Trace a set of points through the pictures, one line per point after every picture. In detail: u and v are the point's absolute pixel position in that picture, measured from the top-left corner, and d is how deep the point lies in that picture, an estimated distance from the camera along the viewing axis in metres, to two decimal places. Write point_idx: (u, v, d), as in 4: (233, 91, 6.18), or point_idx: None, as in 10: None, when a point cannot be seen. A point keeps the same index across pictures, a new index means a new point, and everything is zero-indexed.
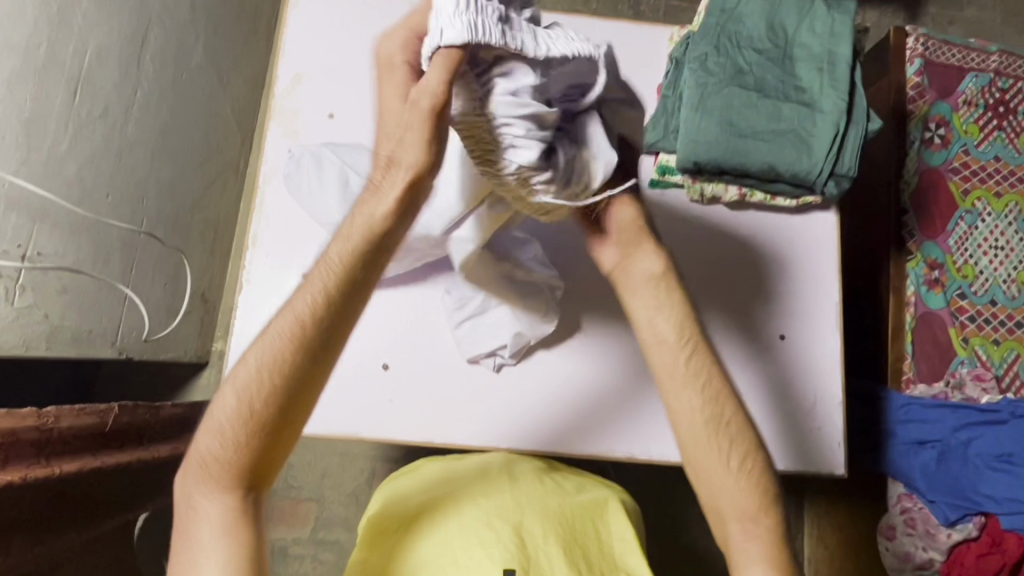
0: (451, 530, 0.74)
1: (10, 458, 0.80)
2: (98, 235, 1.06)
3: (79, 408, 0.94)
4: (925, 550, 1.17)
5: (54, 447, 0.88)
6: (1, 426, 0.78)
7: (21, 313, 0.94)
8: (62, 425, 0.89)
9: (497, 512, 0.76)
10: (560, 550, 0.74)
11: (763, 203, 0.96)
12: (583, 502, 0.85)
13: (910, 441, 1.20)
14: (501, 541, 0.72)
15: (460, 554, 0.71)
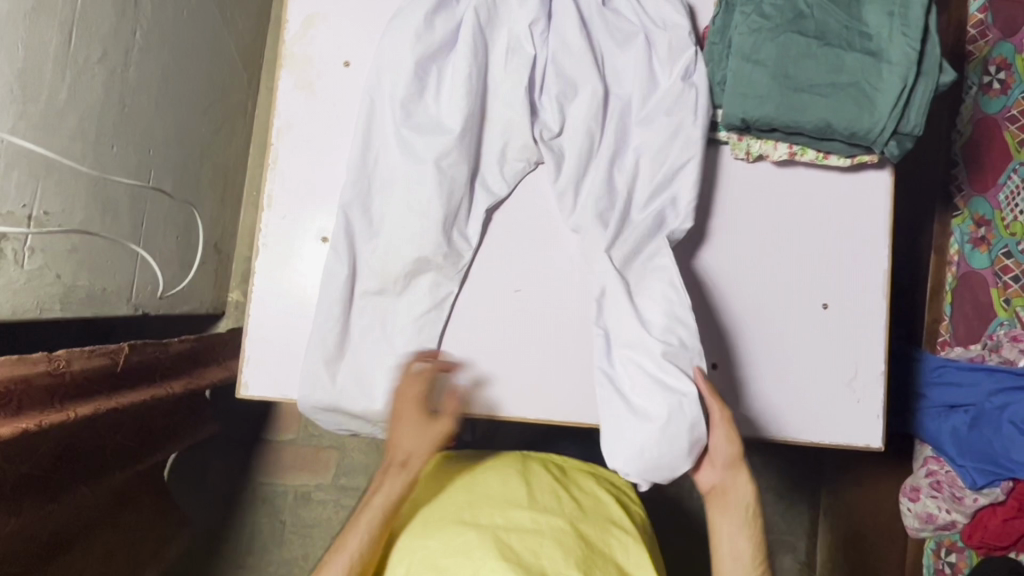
0: (471, 542, 0.74)
1: (22, 404, 0.83)
2: (106, 191, 1.01)
3: (88, 351, 0.93)
4: (949, 513, 1.13)
5: (68, 391, 0.90)
6: (11, 373, 0.81)
7: (32, 275, 0.89)
8: (74, 368, 0.90)
9: (514, 532, 0.76)
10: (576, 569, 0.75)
11: (814, 162, 0.83)
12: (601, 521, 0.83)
13: (942, 405, 1.19)
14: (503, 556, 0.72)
15: (481, 567, 0.71)
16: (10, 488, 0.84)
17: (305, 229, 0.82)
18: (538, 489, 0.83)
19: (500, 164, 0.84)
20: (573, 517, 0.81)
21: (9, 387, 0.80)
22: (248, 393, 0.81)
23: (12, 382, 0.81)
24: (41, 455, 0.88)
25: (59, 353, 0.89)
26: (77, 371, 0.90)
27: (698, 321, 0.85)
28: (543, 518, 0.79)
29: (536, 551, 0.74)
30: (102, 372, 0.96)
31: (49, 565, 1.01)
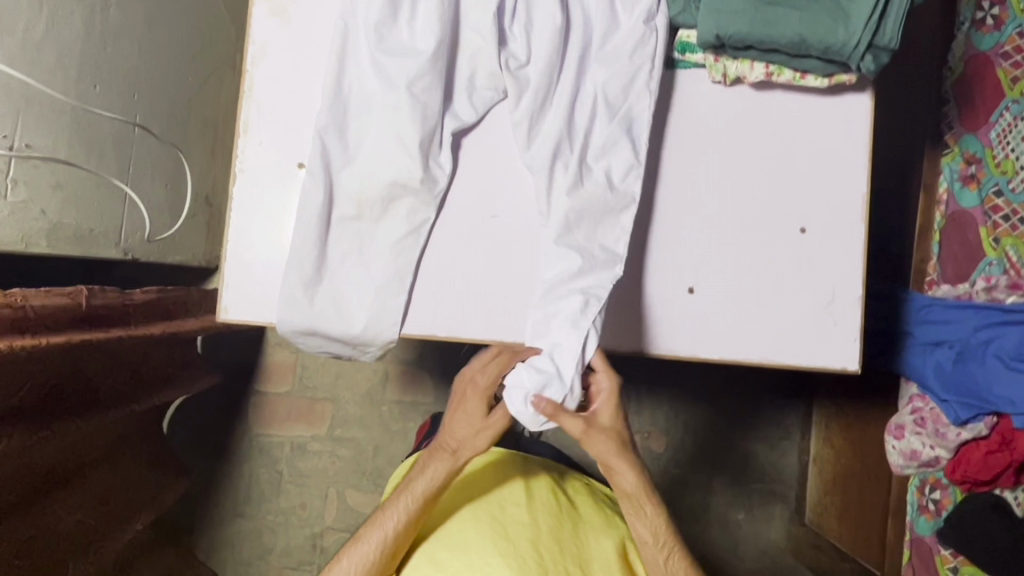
0: (473, 536, 0.88)
1: None
2: (90, 128, 1.02)
3: (44, 291, 0.89)
4: (932, 449, 1.14)
5: (35, 326, 0.86)
6: None
7: (17, 208, 0.91)
8: (34, 304, 0.85)
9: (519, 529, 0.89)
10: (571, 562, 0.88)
11: (791, 83, 0.83)
12: (596, 524, 0.96)
13: (927, 341, 1.19)
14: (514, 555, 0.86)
15: (476, 561, 0.86)
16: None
17: (282, 156, 0.83)
18: (532, 487, 0.96)
19: (473, 90, 0.84)
20: (569, 516, 0.94)
21: None
22: (228, 318, 0.83)
23: None
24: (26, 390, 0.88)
25: (13, 292, 0.84)
26: (40, 307, 0.86)
27: (675, 246, 0.86)
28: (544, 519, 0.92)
29: (530, 543, 0.87)
30: (65, 312, 0.91)
31: (47, 499, 1.02)
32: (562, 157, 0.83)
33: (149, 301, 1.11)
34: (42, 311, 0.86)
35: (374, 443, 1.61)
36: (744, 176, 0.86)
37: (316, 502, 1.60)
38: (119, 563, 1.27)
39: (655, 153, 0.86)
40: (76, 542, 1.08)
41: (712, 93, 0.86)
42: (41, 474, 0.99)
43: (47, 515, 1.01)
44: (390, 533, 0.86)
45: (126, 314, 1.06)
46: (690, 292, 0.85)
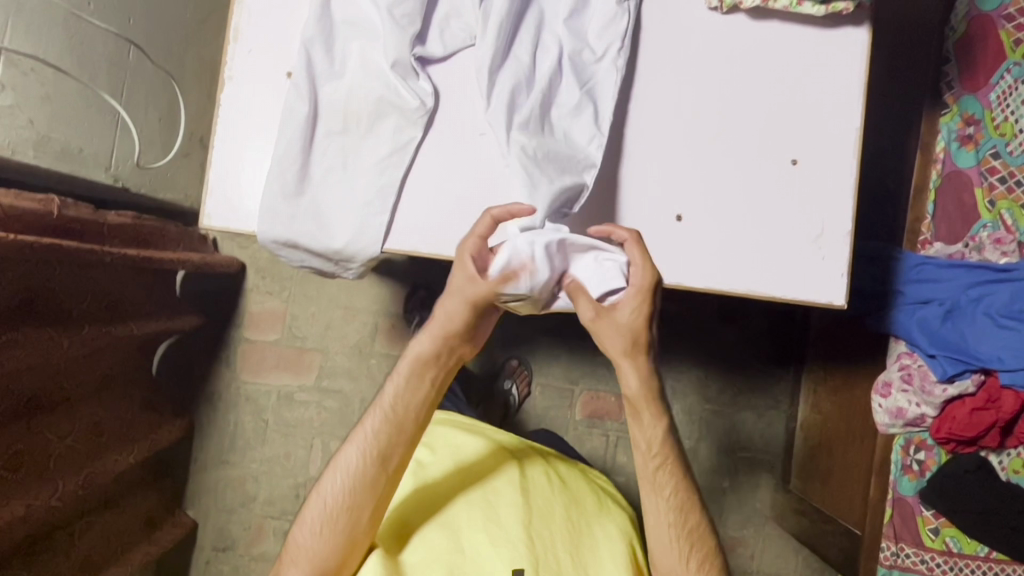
0: (472, 518, 0.85)
1: None
2: (87, 42, 1.04)
3: (16, 192, 0.91)
4: (918, 406, 1.13)
5: (7, 225, 0.87)
6: None
7: (4, 112, 0.92)
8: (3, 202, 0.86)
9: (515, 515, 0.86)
10: (566, 552, 0.85)
11: (787, 9, 0.82)
12: (594, 517, 0.93)
13: (916, 300, 1.18)
14: (511, 541, 0.82)
15: (469, 552, 0.82)
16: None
17: (271, 64, 0.82)
18: (527, 473, 0.93)
19: (459, 8, 0.83)
20: (567, 507, 0.91)
21: None
22: (209, 225, 0.82)
23: None
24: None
25: None
26: (8, 207, 0.87)
27: (662, 173, 0.85)
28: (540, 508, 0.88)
29: (525, 530, 0.84)
30: (35, 218, 0.92)
31: (34, 423, 0.98)
32: (552, 78, 0.83)
33: (124, 225, 1.11)
34: (10, 212, 0.87)
35: (361, 396, 1.61)
36: (736, 105, 0.86)
37: (301, 452, 1.60)
38: (106, 496, 1.25)
39: (647, 80, 0.86)
40: (69, 467, 1.04)
41: (707, 21, 0.85)
42: (23, 399, 0.95)
43: (38, 436, 0.99)
44: (371, 438, 0.82)
45: (100, 235, 1.05)
46: (678, 221, 0.85)
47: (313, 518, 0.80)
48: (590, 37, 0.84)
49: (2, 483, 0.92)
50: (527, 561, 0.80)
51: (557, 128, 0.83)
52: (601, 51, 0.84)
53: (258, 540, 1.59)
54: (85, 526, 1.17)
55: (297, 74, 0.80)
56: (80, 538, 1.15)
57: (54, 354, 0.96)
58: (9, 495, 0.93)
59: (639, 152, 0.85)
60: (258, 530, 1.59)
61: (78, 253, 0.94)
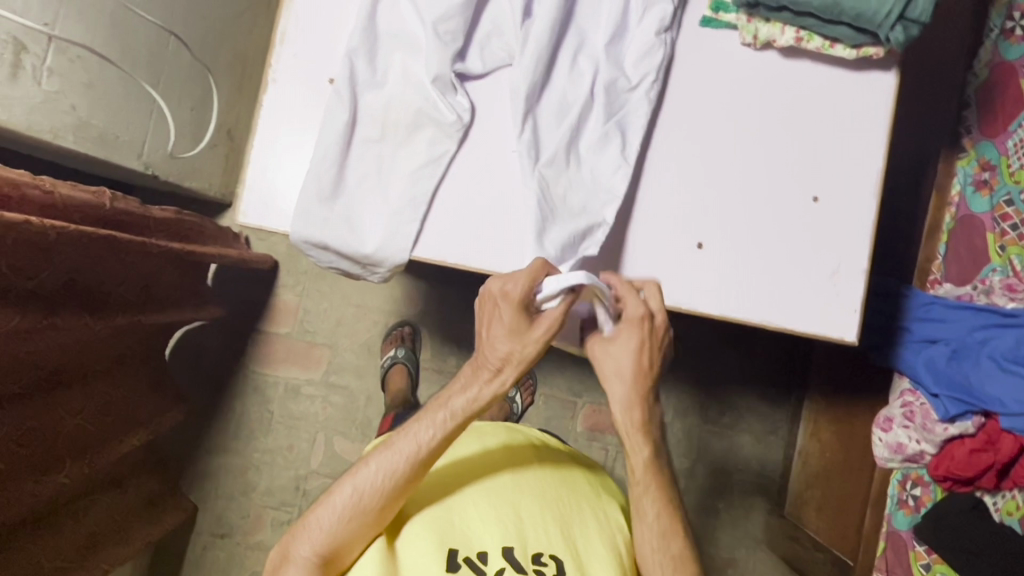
0: (472, 512, 0.87)
1: (14, 206, 0.84)
2: (130, 32, 1.05)
3: (72, 183, 0.94)
4: (917, 442, 1.15)
5: (62, 215, 0.90)
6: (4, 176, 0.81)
7: (49, 98, 0.91)
8: (61, 191, 0.89)
9: (500, 493, 0.89)
10: (554, 527, 0.88)
11: (819, 51, 0.84)
12: (584, 492, 0.96)
13: (923, 339, 1.20)
14: (499, 519, 0.86)
15: (460, 525, 0.86)
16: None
17: (315, 70, 0.84)
18: (517, 456, 0.96)
19: (500, 29, 0.85)
20: (555, 483, 0.94)
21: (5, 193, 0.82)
22: (244, 222, 0.84)
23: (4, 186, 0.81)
24: (13, 274, 0.84)
25: (42, 178, 0.88)
26: (65, 197, 0.90)
27: (685, 200, 0.87)
28: (527, 486, 0.91)
29: (513, 507, 0.88)
30: (90, 210, 0.95)
31: (50, 397, 0.99)
32: (583, 103, 0.85)
33: (168, 219, 1.14)
34: (68, 201, 0.90)
35: (367, 393, 1.63)
36: (763, 140, 0.88)
37: (304, 445, 1.62)
38: (110, 475, 1.25)
39: (678, 110, 0.88)
40: (76, 444, 1.05)
41: (741, 56, 0.88)
42: (45, 373, 0.96)
43: (51, 413, 0.99)
44: (423, 447, 0.81)
45: (145, 228, 1.09)
46: (699, 248, 0.87)
47: (342, 503, 0.81)
48: (625, 66, 0.86)
49: (14, 457, 0.93)
50: (514, 538, 0.85)
51: (586, 151, 0.85)
52: (635, 80, 0.86)
53: (255, 529, 1.61)
54: (88, 502, 1.18)
55: (340, 81, 0.83)
56: (84, 516, 1.16)
57: (77, 332, 0.98)
58: (22, 473, 0.95)
59: (664, 178, 0.88)
60: (257, 519, 1.61)
61: (121, 242, 0.97)
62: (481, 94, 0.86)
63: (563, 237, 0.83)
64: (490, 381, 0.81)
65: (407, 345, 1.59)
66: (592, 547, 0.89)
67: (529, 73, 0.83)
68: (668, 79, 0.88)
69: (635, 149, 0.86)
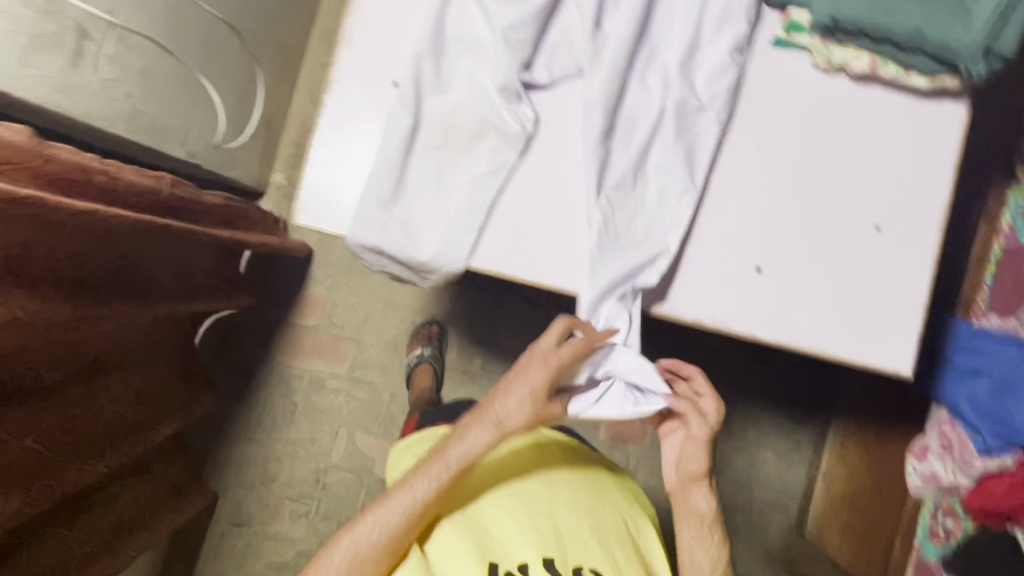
0: (507, 526, 0.86)
1: (75, 190, 0.82)
2: (189, 20, 1.04)
3: (138, 170, 0.95)
4: (953, 474, 1.17)
5: (123, 198, 0.90)
6: (70, 158, 0.80)
7: (105, 85, 0.90)
8: (126, 177, 0.90)
9: (536, 502, 0.89)
10: (591, 538, 0.88)
11: (895, 78, 0.82)
12: (615, 499, 0.96)
13: (964, 369, 1.18)
14: (537, 528, 0.86)
15: (498, 537, 0.85)
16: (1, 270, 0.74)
17: (378, 72, 0.83)
18: (549, 462, 0.95)
19: (568, 40, 0.84)
20: (589, 491, 0.94)
21: (70, 172, 0.81)
22: (300, 222, 0.83)
23: (70, 167, 0.81)
24: (65, 261, 0.83)
25: (109, 163, 0.90)
26: (130, 184, 0.90)
27: (745, 222, 0.86)
28: (561, 494, 0.91)
29: (550, 516, 0.87)
30: (150, 196, 0.95)
31: (91, 386, 0.98)
32: (650, 118, 0.85)
33: (218, 207, 1.15)
34: (131, 188, 0.90)
35: (391, 390, 1.62)
36: (827, 165, 0.87)
37: (325, 438, 1.61)
38: (138, 462, 1.24)
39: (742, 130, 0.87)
40: (117, 433, 1.05)
41: (811, 78, 0.86)
42: (84, 362, 0.95)
43: (93, 400, 0.98)
44: (419, 501, 0.80)
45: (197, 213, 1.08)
46: (757, 272, 0.86)
47: (340, 560, 0.80)
48: (695, 86, 0.86)
49: (59, 445, 0.93)
50: (553, 548, 0.85)
51: (651, 170, 0.85)
52: (707, 99, 0.85)
53: (273, 519, 1.61)
54: (117, 488, 1.18)
55: (405, 84, 0.81)
56: (115, 501, 1.16)
57: (122, 319, 0.97)
58: (66, 459, 0.94)
59: (725, 199, 0.86)
60: (275, 509, 1.61)
61: (175, 231, 0.96)
62: (545, 104, 0.85)
63: (599, 285, 0.81)
64: (484, 436, 0.80)
65: (434, 345, 1.57)
66: (627, 558, 0.89)
67: (599, 89, 0.82)
68: (737, 99, 0.87)
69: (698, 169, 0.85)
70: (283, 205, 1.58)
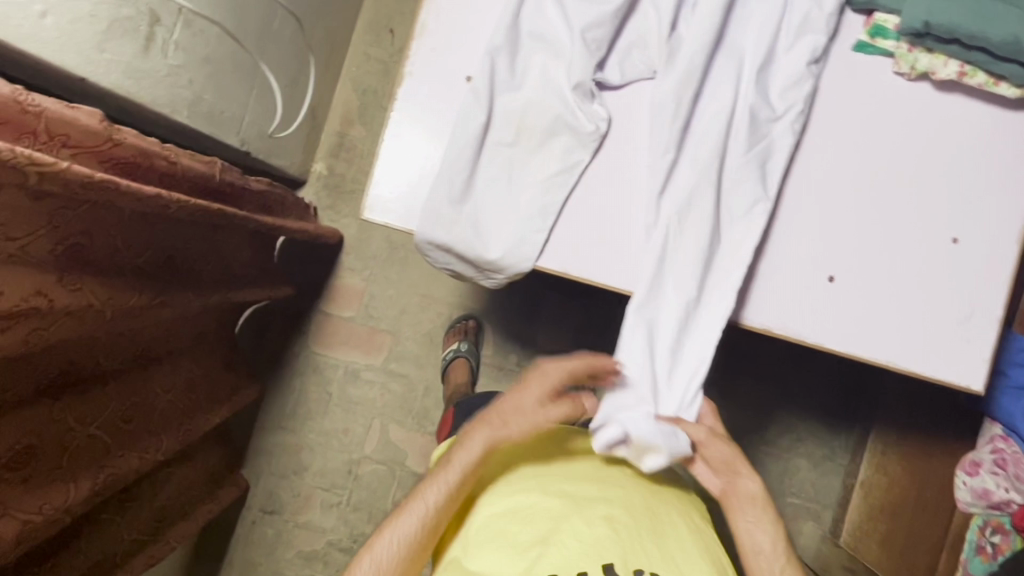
0: (538, 512, 0.75)
1: (138, 176, 0.80)
2: (251, 7, 1.02)
3: (190, 153, 0.92)
4: (1006, 491, 1.13)
5: (177, 181, 0.87)
6: (133, 142, 0.77)
7: (172, 71, 0.89)
8: (183, 164, 0.87)
9: (589, 506, 0.75)
10: (656, 549, 0.73)
11: (982, 87, 0.80)
12: (674, 504, 0.82)
13: (1020, 385, 1.15)
14: (595, 533, 0.72)
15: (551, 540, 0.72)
16: (68, 261, 0.72)
17: (452, 67, 0.83)
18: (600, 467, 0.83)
19: (646, 37, 0.82)
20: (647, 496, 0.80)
21: (133, 159, 0.77)
22: (369, 217, 0.83)
23: (134, 154, 0.78)
24: (125, 249, 0.82)
25: (168, 147, 0.86)
26: (185, 168, 0.88)
27: (819, 230, 0.84)
28: (615, 496, 0.78)
29: (608, 521, 0.73)
30: (201, 180, 0.93)
31: (145, 374, 0.99)
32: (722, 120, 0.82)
33: (261, 192, 1.13)
34: (185, 172, 0.88)
35: (426, 383, 1.61)
36: (905, 174, 0.84)
37: (359, 430, 1.61)
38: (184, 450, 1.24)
39: (818, 135, 0.85)
40: (169, 424, 1.04)
41: (893, 84, 0.84)
42: (139, 351, 0.95)
43: (147, 389, 0.99)
44: (434, 506, 0.74)
45: (241, 197, 1.07)
46: (830, 281, 0.84)
47: None
48: (770, 96, 0.83)
49: (118, 433, 0.93)
50: (616, 554, 0.70)
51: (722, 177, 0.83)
52: (781, 110, 0.83)
53: (304, 509, 1.61)
54: (162, 476, 1.18)
55: (480, 80, 0.80)
56: (159, 490, 1.17)
57: (179, 308, 0.95)
58: (127, 446, 0.94)
59: (798, 205, 0.85)
60: (306, 498, 1.61)
61: (226, 216, 0.94)
62: (618, 104, 0.84)
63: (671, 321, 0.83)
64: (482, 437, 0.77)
65: (471, 339, 1.56)
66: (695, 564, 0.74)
67: (678, 90, 0.81)
68: (812, 111, 0.85)
69: (772, 174, 0.83)
70: (324, 194, 1.57)
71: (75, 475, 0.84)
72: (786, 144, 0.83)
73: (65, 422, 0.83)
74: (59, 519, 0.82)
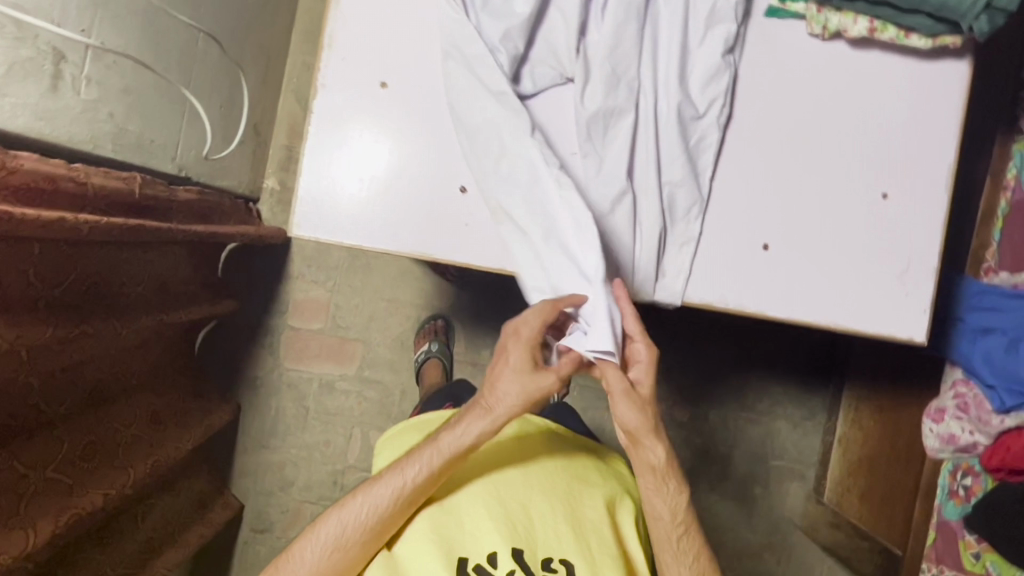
0: (458, 500, 0.76)
1: (44, 201, 0.80)
2: (169, 33, 1.01)
3: (105, 170, 0.91)
4: (970, 433, 1.14)
5: (92, 204, 0.87)
6: (37, 168, 0.78)
7: (88, 107, 0.89)
8: (94, 183, 0.87)
9: (505, 490, 0.76)
10: (570, 532, 0.74)
11: (893, 41, 0.81)
12: (594, 481, 0.82)
13: (976, 328, 1.17)
14: (507, 517, 0.73)
15: (465, 527, 0.74)
16: None
17: (366, 74, 0.82)
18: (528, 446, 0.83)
19: (557, 23, 0.82)
20: (570, 475, 0.80)
21: (35, 183, 0.78)
22: (298, 234, 0.82)
23: (40, 181, 0.79)
24: (40, 283, 0.81)
25: (76, 166, 0.86)
26: (99, 187, 0.87)
27: (749, 200, 0.84)
28: (532, 475, 0.78)
29: (522, 504, 0.75)
30: (119, 198, 0.92)
31: (96, 412, 0.99)
32: (632, 111, 0.81)
33: (190, 202, 1.11)
34: (99, 190, 0.88)
35: (401, 387, 1.61)
36: (828, 136, 0.85)
37: (340, 441, 1.61)
38: (166, 478, 1.26)
39: (738, 106, 0.84)
40: (137, 455, 1.04)
41: (807, 46, 0.84)
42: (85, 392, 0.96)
43: (104, 426, 0.99)
44: (410, 484, 0.74)
45: (168, 212, 1.05)
46: (765, 250, 0.84)
47: (326, 538, 0.75)
48: (691, 95, 0.82)
49: (78, 472, 0.92)
50: (524, 540, 0.72)
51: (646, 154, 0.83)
52: (703, 108, 0.82)
53: (295, 524, 1.62)
54: (144, 509, 1.19)
55: None
56: (143, 521, 1.18)
57: (108, 337, 0.94)
58: (90, 484, 0.93)
59: (725, 176, 0.84)
60: (296, 513, 1.62)
61: (149, 231, 0.93)
62: (539, 96, 0.83)
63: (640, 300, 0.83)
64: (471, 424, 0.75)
65: (440, 339, 1.55)
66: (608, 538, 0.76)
67: (594, 82, 0.80)
68: (733, 105, 0.84)
69: (695, 150, 0.83)
70: (278, 209, 1.54)
71: (34, 520, 0.83)
72: (707, 120, 0.83)
73: (14, 467, 0.83)
74: (22, 565, 0.82)
